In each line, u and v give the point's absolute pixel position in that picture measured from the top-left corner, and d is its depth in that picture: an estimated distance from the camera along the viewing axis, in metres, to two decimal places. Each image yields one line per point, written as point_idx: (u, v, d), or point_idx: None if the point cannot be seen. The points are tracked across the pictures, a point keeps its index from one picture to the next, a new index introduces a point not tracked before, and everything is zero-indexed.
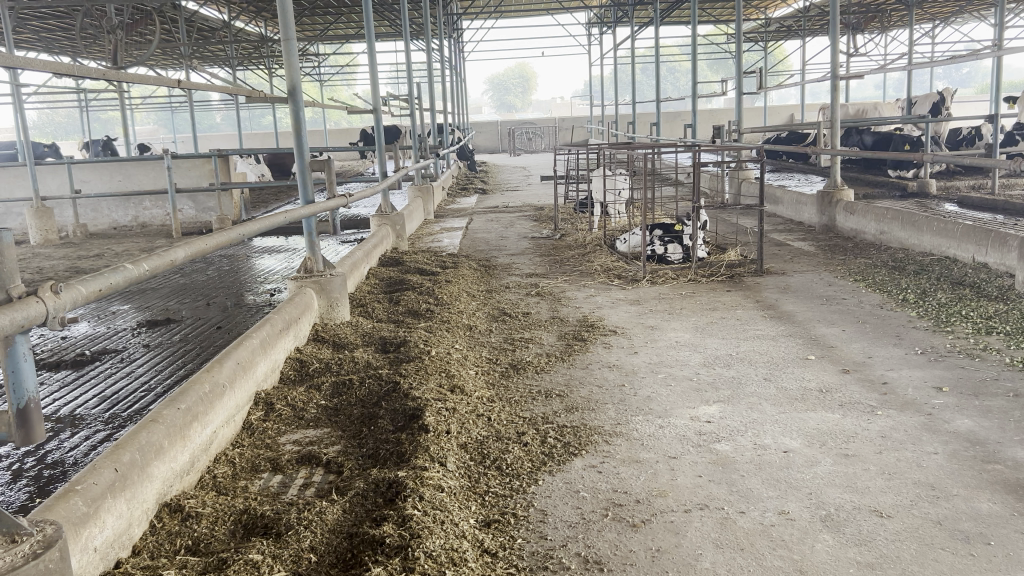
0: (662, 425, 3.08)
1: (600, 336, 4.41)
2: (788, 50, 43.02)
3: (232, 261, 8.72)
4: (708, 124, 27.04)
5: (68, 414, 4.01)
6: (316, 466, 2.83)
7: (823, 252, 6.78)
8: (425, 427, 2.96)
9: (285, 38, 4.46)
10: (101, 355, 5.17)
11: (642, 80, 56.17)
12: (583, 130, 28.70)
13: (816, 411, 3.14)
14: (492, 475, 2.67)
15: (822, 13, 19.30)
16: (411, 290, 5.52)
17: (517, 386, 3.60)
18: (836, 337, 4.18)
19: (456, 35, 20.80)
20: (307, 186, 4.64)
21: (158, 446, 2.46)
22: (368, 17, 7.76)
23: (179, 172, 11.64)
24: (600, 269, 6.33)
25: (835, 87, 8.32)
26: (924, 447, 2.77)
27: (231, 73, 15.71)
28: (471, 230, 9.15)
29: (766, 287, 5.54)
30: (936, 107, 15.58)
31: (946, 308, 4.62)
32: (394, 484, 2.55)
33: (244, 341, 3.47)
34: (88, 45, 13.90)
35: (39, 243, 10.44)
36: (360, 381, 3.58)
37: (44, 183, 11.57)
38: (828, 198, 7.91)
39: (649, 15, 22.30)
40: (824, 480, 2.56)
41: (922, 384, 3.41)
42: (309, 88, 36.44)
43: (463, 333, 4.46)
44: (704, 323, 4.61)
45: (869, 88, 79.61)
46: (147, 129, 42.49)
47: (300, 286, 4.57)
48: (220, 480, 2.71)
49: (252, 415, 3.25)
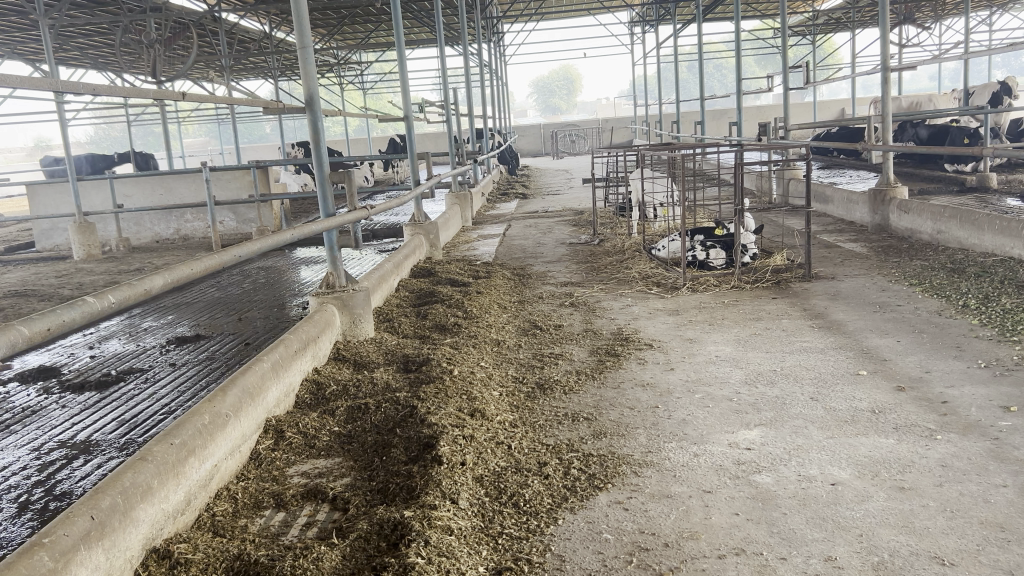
0: (697, 453, 2.83)
1: (634, 350, 4.16)
2: (838, 44, 42.38)
3: (270, 273, 8.62)
4: (756, 121, 26.59)
5: (85, 439, 3.88)
6: (322, 502, 2.64)
7: (877, 254, 6.42)
8: (439, 459, 2.74)
9: (300, 45, 4.30)
10: (126, 375, 5.07)
11: (688, 79, 55.55)
12: (628, 132, 28.27)
13: (866, 437, 2.86)
14: (508, 513, 2.45)
15: (872, 5, 18.74)
16: (439, 303, 5.31)
17: (543, 409, 3.37)
18: (889, 349, 3.88)
19: (495, 39, 20.62)
20: (327, 198, 4.46)
21: (145, 487, 2.29)
22: (398, 20, 7.52)
23: (219, 184, 11.67)
24: (639, 276, 6.06)
25: (887, 79, 7.91)
26: (991, 479, 2.47)
27: (271, 85, 15.69)
28: (507, 236, 8.96)
29: (814, 293, 5.23)
30: (995, 96, 14.96)
31: (1011, 314, 4.27)
32: (399, 525, 2.34)
33: (254, 364, 3.30)
34: (131, 60, 14.03)
35: (82, 258, 10.51)
36: (376, 406, 3.38)
37: (87, 198, 11.67)
38: (880, 196, 7.52)
39: (692, 12, 21.87)
40: (877, 520, 2.29)
41: (986, 403, 3.10)
42: (354, 96, 36.70)
43: (490, 350, 4.24)
44: (746, 335, 4.33)
45: (924, 80, 77.60)
46: (197, 141, 43.23)
47: (321, 302, 4.40)
48: (218, 520, 2.54)
49: (260, 445, 3.08)
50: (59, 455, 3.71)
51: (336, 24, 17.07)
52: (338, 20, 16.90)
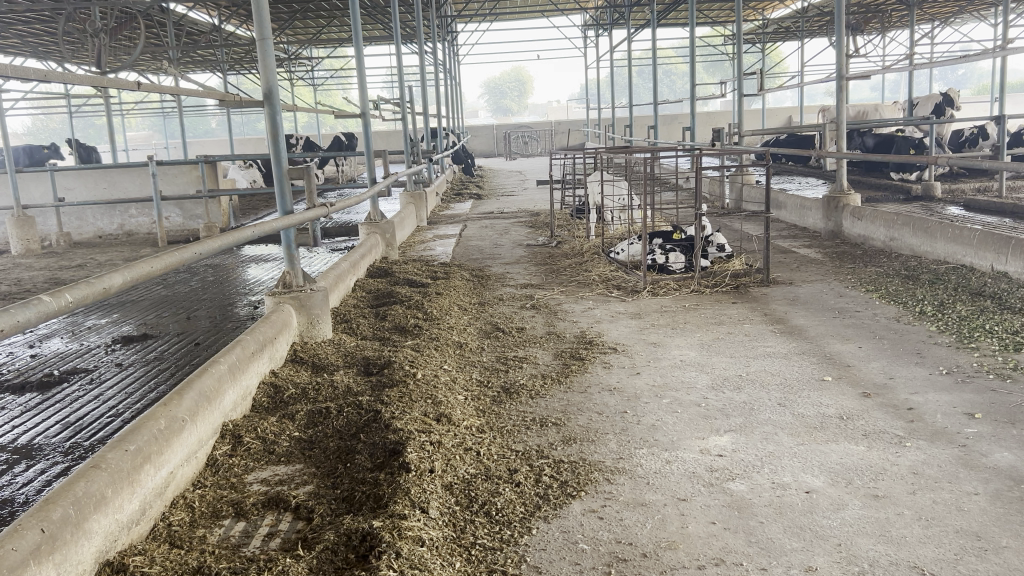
0: (669, 460, 2.79)
1: (598, 354, 4.11)
2: (784, 53, 43.22)
3: (219, 272, 8.40)
4: (706, 126, 26.91)
5: (27, 443, 3.70)
6: (285, 511, 2.54)
7: (832, 260, 6.49)
8: (407, 466, 2.66)
9: (260, 37, 4.17)
10: (69, 375, 4.86)
11: (639, 84, 56.14)
12: (580, 134, 28.35)
13: (837, 443, 2.85)
14: (480, 523, 2.37)
15: (821, 15, 19.05)
16: (398, 305, 5.21)
17: (509, 413, 3.30)
18: (852, 355, 3.90)
19: (449, 38, 20.49)
20: (285, 196, 4.34)
21: (99, 496, 2.16)
22: (356, 15, 7.37)
23: (166, 179, 11.36)
24: (599, 279, 6.03)
25: (843, 87, 7.98)
26: (963, 487, 2.48)
27: (220, 78, 15.33)
28: (463, 236, 8.87)
29: (773, 298, 5.25)
30: (939, 107, 15.34)
31: (968, 322, 4.32)
32: (368, 536, 2.25)
33: (210, 367, 3.17)
34: (74, 49, 13.60)
35: (20, 253, 10.12)
36: (337, 410, 3.28)
37: (26, 191, 11.25)
38: (833, 203, 7.62)
39: (645, 17, 21.99)
40: (853, 529, 2.27)
41: (951, 410, 3.12)
42: (303, 92, 36.11)
43: (453, 352, 4.17)
44: (710, 339, 4.32)
45: (866, 90, 79.63)
46: (140, 136, 42.14)
47: (278, 301, 4.28)
48: (175, 530, 2.42)
49: (217, 450, 2.96)
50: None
51: (288, 19, 16.76)
52: (290, 15, 16.60)
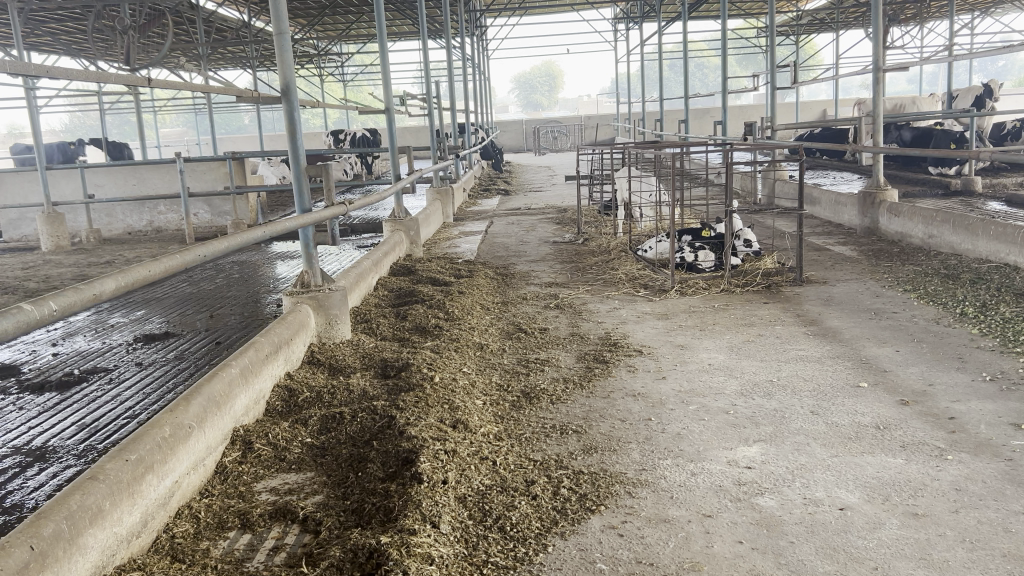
0: (694, 472, 2.65)
1: (624, 357, 3.98)
2: (820, 45, 42.72)
3: (244, 269, 8.35)
4: (738, 120, 26.61)
5: (41, 445, 3.64)
6: (292, 522, 2.44)
7: (868, 258, 6.29)
8: (419, 477, 2.55)
9: (277, 31, 4.08)
10: (89, 375, 4.82)
11: (670, 78, 55.82)
12: (610, 129, 28.14)
13: (874, 456, 2.70)
14: (494, 539, 2.26)
15: (857, 6, 18.72)
16: (420, 304, 5.11)
17: (528, 420, 3.18)
18: (889, 360, 3.73)
19: (478, 33, 20.39)
20: (304, 194, 4.25)
21: (95, 510, 2.08)
22: (381, 10, 7.27)
23: (194, 175, 11.37)
24: (626, 277, 5.89)
25: (880, 78, 7.74)
26: (1010, 506, 2.32)
27: (249, 74, 15.33)
28: (490, 233, 8.76)
29: (806, 298, 5.08)
30: (979, 99, 14.96)
31: (1011, 324, 4.13)
32: (375, 552, 2.15)
33: (220, 370, 3.08)
34: (105, 46, 13.68)
35: (49, 250, 10.18)
36: (352, 415, 3.18)
37: (57, 188, 11.33)
38: (869, 198, 7.40)
39: (676, 10, 21.75)
40: (891, 551, 2.12)
41: (996, 420, 2.94)
42: (332, 88, 36.30)
43: (473, 354, 4.06)
44: (740, 341, 4.17)
45: (903, 83, 78.33)
46: (174, 132, 42.70)
47: (296, 302, 4.20)
48: (178, 542, 2.33)
49: (226, 457, 2.88)
50: (12, 462, 3.46)
51: (317, 15, 16.75)
52: (319, 11, 16.58)
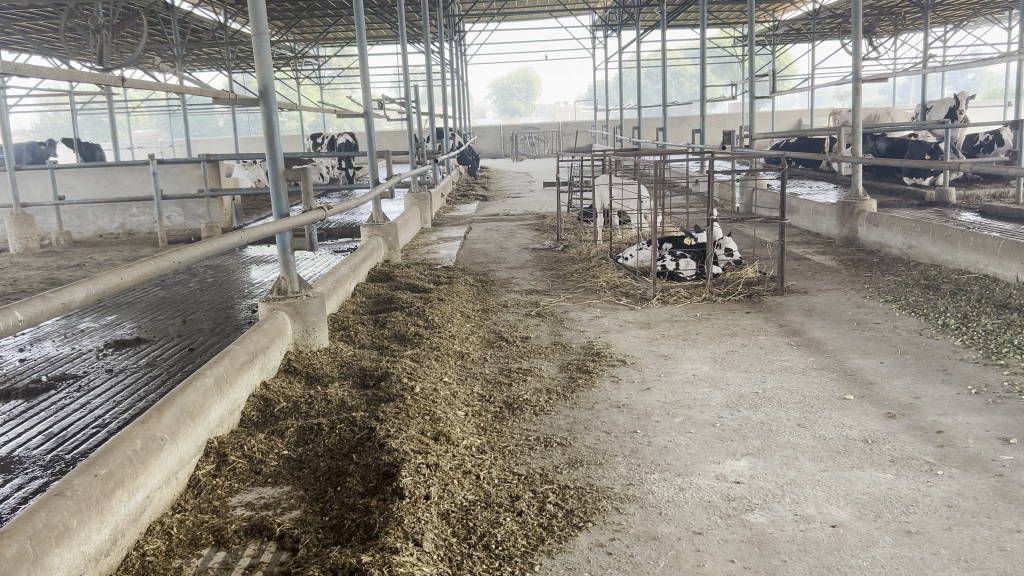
0: (682, 487, 2.60)
1: (607, 367, 3.92)
2: (796, 56, 43.06)
3: (218, 273, 8.21)
4: (715, 129, 26.73)
5: (6, 456, 3.51)
6: (268, 539, 2.35)
7: (848, 268, 6.29)
8: (400, 492, 2.47)
9: (255, 32, 3.99)
10: (57, 382, 4.68)
11: (647, 86, 55.97)
12: (587, 136, 28.17)
13: (864, 471, 2.65)
14: (478, 558, 2.18)
15: (833, 18, 18.87)
16: (399, 311, 5.02)
17: (511, 432, 3.11)
18: (874, 371, 3.70)
19: (456, 37, 20.29)
20: (281, 198, 4.15)
21: (63, 528, 1.98)
22: (360, 11, 7.16)
23: (168, 177, 11.19)
24: (607, 285, 5.84)
25: (859, 87, 7.75)
26: (1003, 523, 2.28)
27: (224, 75, 15.14)
28: (468, 239, 8.69)
29: (788, 308, 5.05)
30: (952, 111, 15.12)
31: (993, 336, 4.12)
32: (356, 572, 2.07)
33: (194, 380, 2.99)
34: (77, 45, 13.42)
35: (17, 252, 9.95)
36: (330, 427, 3.09)
37: (27, 189, 11.11)
38: (848, 209, 7.41)
39: (655, 18, 21.78)
40: (886, 570, 2.08)
41: (984, 434, 2.92)
42: (308, 91, 35.97)
43: (454, 363, 3.98)
44: (723, 352, 4.13)
45: (875, 95, 79.15)
46: (146, 133, 42.15)
47: (272, 309, 4.09)
48: (149, 561, 2.23)
49: (199, 470, 2.78)
50: None
51: (294, 17, 16.58)
52: (296, 13, 16.42)
